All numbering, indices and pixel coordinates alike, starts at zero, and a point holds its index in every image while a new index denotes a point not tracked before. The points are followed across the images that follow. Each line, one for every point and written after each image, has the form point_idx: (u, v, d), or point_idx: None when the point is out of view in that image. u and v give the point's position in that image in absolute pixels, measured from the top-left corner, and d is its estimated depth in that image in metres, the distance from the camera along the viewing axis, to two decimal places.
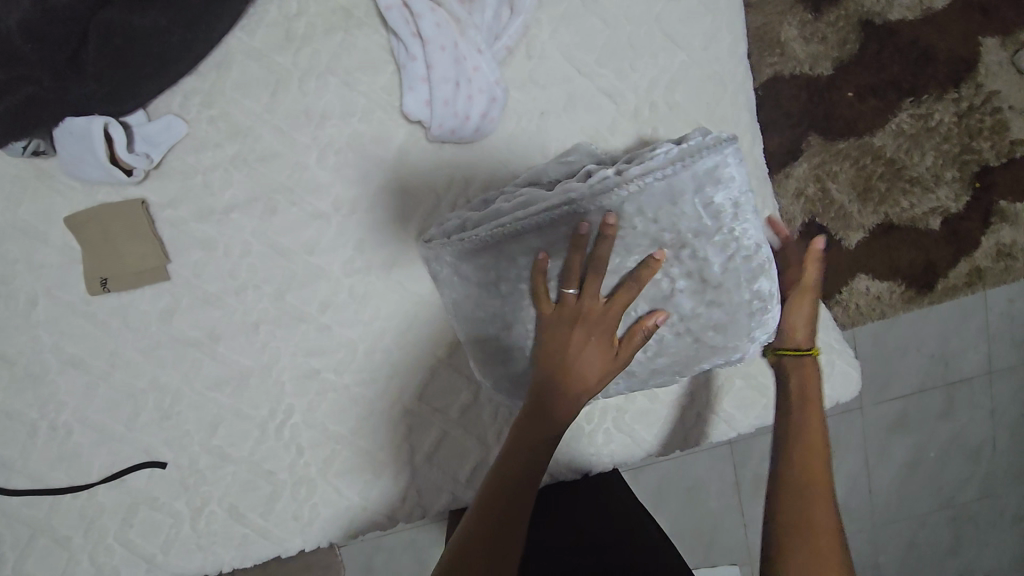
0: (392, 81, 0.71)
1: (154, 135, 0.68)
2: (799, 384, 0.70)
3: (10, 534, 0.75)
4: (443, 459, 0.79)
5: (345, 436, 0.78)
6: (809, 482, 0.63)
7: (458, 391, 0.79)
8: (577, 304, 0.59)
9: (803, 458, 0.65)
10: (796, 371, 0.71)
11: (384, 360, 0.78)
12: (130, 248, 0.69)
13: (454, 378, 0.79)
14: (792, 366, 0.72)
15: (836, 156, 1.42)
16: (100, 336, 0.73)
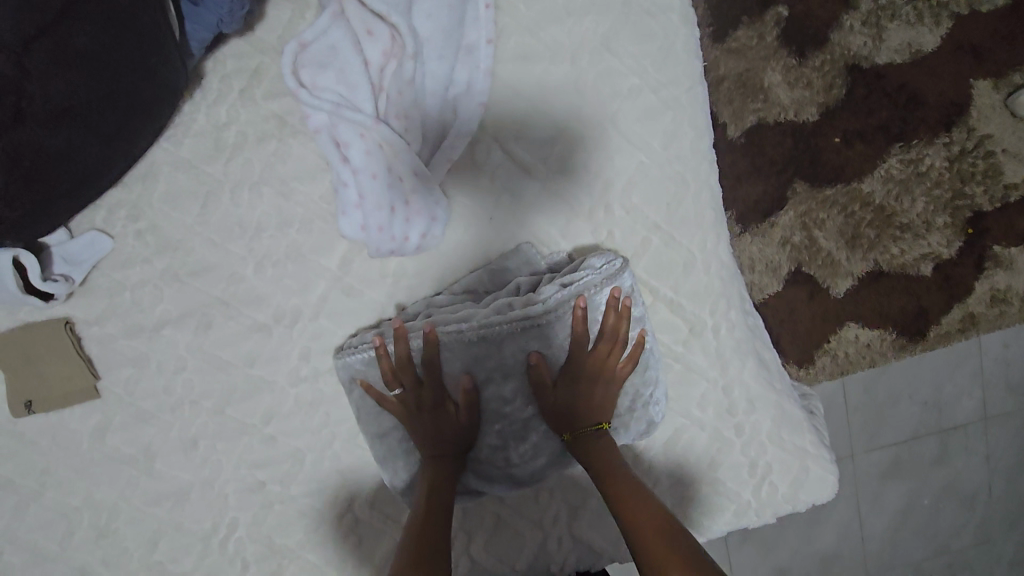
0: (331, 189, 0.67)
1: (77, 254, 0.64)
2: (601, 465, 0.67)
3: None
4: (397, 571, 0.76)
5: (292, 549, 0.75)
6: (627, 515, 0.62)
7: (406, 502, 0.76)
8: (413, 393, 0.67)
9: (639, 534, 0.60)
10: (613, 455, 0.67)
11: (334, 468, 0.75)
12: (55, 371, 0.66)
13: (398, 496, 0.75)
14: (586, 447, 0.68)
15: (823, 203, 1.37)
16: (29, 455, 0.69)
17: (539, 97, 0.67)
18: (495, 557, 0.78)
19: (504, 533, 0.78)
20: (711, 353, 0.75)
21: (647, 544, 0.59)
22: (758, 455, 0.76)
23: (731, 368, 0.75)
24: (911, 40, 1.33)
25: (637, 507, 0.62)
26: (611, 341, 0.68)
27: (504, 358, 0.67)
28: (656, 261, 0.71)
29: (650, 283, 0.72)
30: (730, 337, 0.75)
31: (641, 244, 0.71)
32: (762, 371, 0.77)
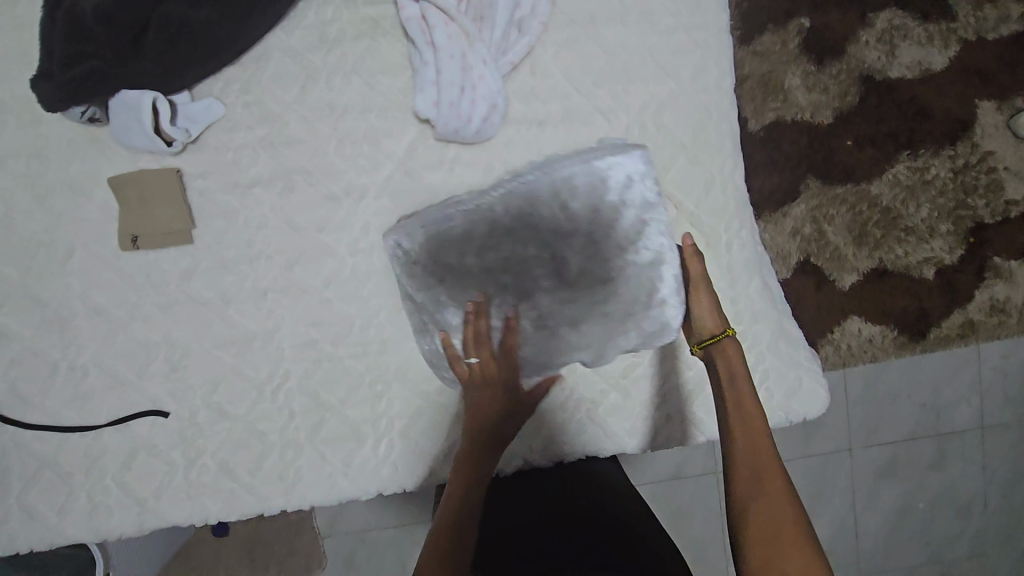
0: (409, 84, 0.79)
1: (195, 114, 0.77)
2: (723, 374, 0.68)
3: (21, 465, 0.82)
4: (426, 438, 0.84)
5: (334, 405, 0.83)
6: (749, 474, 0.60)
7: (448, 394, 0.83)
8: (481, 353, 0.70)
9: (746, 464, 0.61)
10: (728, 368, 0.68)
11: (377, 336, 0.83)
12: (161, 211, 0.77)
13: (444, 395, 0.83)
14: (725, 356, 0.69)
15: (833, 200, 1.47)
16: (124, 289, 0.80)
17: (591, 25, 0.80)
18: (513, 438, 0.85)
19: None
20: (721, 266, 0.85)
21: (745, 475, 0.60)
22: (757, 363, 0.85)
23: (738, 281, 0.85)
24: (921, 58, 1.46)
25: (756, 440, 0.62)
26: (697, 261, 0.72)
27: (536, 235, 0.68)
28: (680, 176, 0.82)
29: (674, 195, 0.83)
30: (738, 255, 0.85)
31: (668, 160, 0.82)
32: (765, 289, 0.87)
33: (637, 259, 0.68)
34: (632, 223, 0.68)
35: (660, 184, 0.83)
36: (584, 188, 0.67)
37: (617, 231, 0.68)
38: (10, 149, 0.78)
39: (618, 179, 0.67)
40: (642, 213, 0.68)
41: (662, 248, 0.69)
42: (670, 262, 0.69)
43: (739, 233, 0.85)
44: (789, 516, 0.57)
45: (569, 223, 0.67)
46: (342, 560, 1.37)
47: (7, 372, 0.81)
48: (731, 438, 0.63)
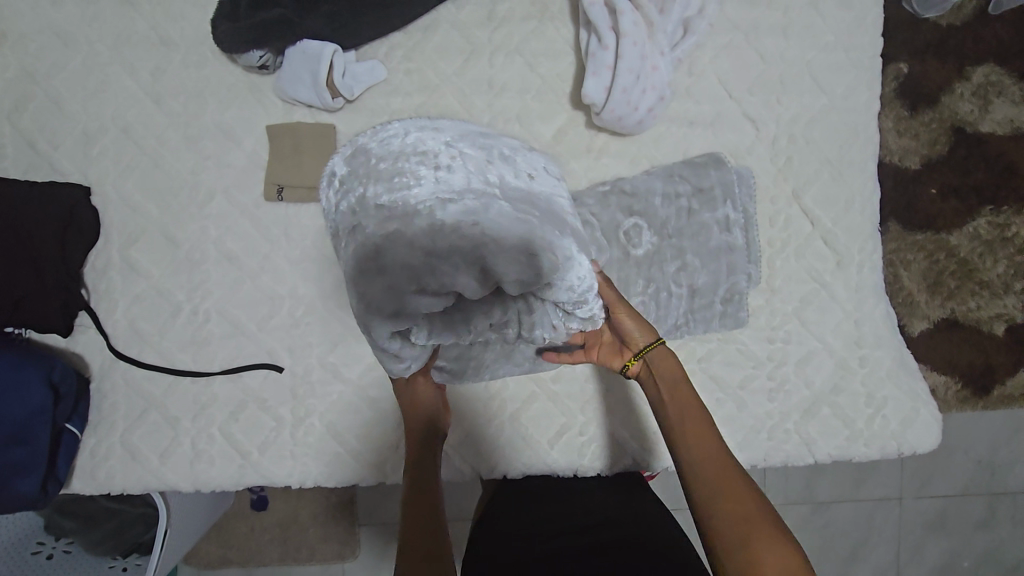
0: (569, 70, 0.80)
1: (359, 74, 0.77)
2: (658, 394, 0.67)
3: (129, 403, 0.80)
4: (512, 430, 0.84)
5: None
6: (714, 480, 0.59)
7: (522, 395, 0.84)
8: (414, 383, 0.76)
9: (696, 470, 0.60)
10: (665, 379, 0.67)
11: None
12: (313, 165, 0.78)
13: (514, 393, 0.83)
14: (662, 369, 0.68)
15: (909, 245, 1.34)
16: (259, 239, 0.80)
17: (752, 34, 0.81)
18: (607, 434, 0.83)
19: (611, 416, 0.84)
20: (850, 287, 0.84)
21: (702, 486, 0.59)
22: (875, 389, 0.84)
23: (864, 304, 0.84)
24: (1014, 116, 1.32)
25: (692, 436, 0.62)
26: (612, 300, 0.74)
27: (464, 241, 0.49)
28: (821, 193, 0.83)
29: (812, 211, 0.83)
30: (867, 277, 0.84)
31: (812, 175, 0.83)
32: (889, 316, 0.86)
33: (417, 218, 0.49)
34: (405, 204, 0.50)
35: (800, 198, 0.83)
36: (356, 185, 0.52)
37: (406, 214, 0.49)
38: (170, 88, 0.78)
39: (442, 136, 0.57)
40: (408, 164, 0.52)
41: (463, 197, 0.50)
42: (454, 217, 0.49)
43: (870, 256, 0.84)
44: (757, 514, 0.56)
45: (392, 205, 0.50)
46: (378, 550, 1.30)
47: (129, 309, 0.80)
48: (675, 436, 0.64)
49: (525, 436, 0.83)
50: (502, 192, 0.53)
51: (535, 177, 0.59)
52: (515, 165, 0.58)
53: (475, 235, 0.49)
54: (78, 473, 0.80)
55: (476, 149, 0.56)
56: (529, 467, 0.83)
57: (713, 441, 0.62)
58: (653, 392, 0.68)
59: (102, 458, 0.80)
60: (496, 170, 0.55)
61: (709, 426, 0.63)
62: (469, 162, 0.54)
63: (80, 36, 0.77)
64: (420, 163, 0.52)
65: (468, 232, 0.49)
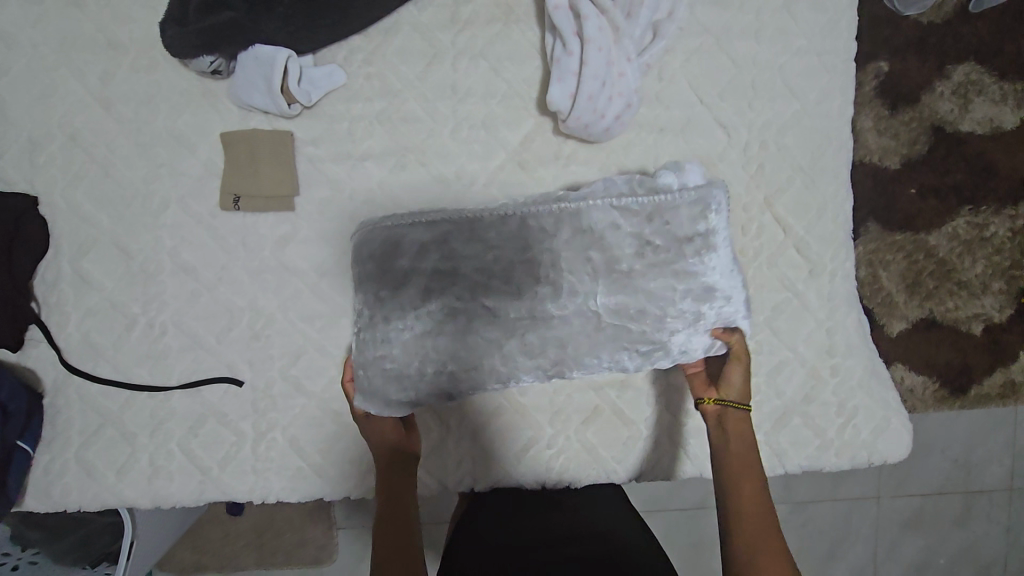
0: (535, 75, 0.78)
1: (317, 79, 0.74)
2: (718, 435, 0.70)
3: (83, 418, 0.78)
4: (483, 443, 0.82)
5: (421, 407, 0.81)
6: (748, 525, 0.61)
7: (489, 408, 0.82)
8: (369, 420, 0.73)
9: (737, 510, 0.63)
10: (727, 432, 0.69)
11: None
12: (270, 173, 0.75)
13: (482, 405, 0.82)
14: (727, 419, 0.69)
15: (889, 245, 1.33)
16: (216, 249, 0.77)
17: (723, 38, 0.79)
18: (579, 444, 0.82)
19: (583, 426, 0.82)
20: (822, 296, 0.83)
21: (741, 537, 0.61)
22: (847, 399, 0.83)
23: (836, 313, 0.83)
24: (992, 116, 1.31)
25: (743, 488, 0.64)
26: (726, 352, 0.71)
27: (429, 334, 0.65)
28: (793, 201, 0.82)
29: (784, 220, 0.82)
30: (839, 286, 0.84)
31: (783, 183, 0.81)
32: (860, 324, 0.85)
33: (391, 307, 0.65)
34: (531, 319, 0.64)
35: (772, 207, 0.82)
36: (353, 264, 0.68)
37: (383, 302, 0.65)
38: (120, 93, 0.75)
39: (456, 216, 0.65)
40: (393, 254, 0.65)
41: (586, 308, 0.63)
42: (586, 328, 0.64)
43: (843, 264, 0.83)
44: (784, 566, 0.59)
45: (466, 301, 0.64)
46: (354, 556, 1.28)
47: (82, 322, 0.77)
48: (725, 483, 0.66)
49: (490, 449, 0.82)
50: (608, 285, 0.63)
51: (717, 248, 0.63)
52: (695, 221, 0.62)
53: (467, 330, 0.64)
54: (32, 491, 0.78)
55: (590, 231, 0.62)
56: (497, 480, 0.82)
57: (760, 501, 0.64)
58: (718, 444, 0.70)
59: (57, 476, 0.78)
60: (658, 252, 0.62)
61: (759, 479, 0.66)
62: (603, 248, 0.62)
63: (23, 38, 0.74)
64: (502, 260, 0.63)
65: (574, 333, 0.64)
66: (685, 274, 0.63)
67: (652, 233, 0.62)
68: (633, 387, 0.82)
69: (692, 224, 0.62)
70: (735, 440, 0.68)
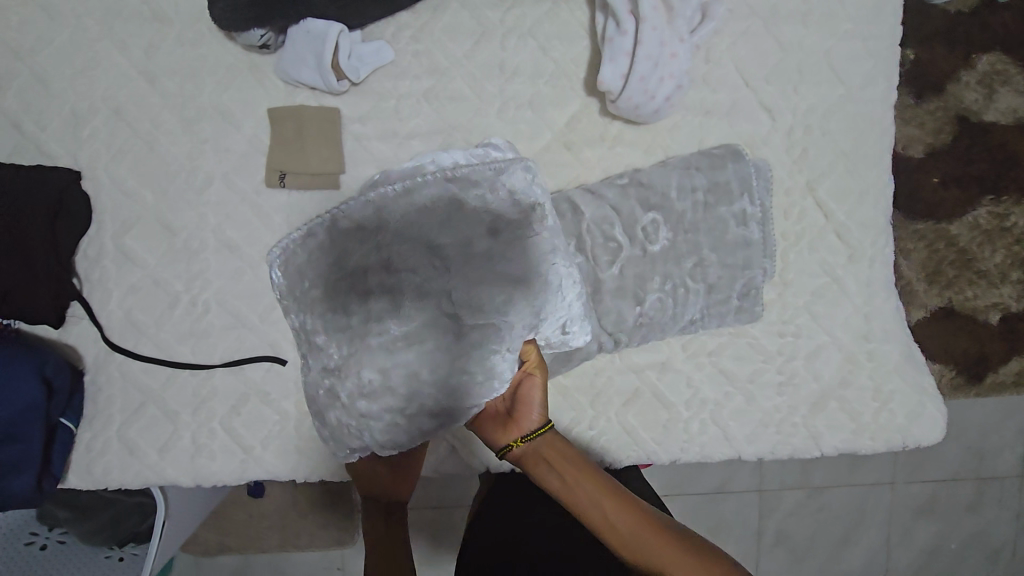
0: (583, 55, 0.77)
1: (365, 56, 0.73)
2: (555, 480, 0.61)
3: (126, 396, 0.78)
4: None
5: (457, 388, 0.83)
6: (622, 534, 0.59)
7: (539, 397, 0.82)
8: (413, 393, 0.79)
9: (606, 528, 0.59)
10: (550, 465, 0.61)
11: None
12: (316, 151, 0.74)
13: None
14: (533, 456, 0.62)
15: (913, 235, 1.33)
16: (259, 227, 0.77)
17: (773, 19, 0.78)
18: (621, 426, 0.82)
19: (628, 410, 0.83)
20: (861, 281, 0.83)
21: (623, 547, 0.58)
22: (883, 383, 0.84)
23: (875, 299, 0.84)
24: (1017, 106, 1.31)
25: (584, 500, 0.60)
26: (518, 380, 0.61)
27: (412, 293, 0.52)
28: (836, 186, 0.82)
29: (827, 205, 0.82)
30: (878, 272, 0.84)
31: (827, 168, 0.81)
32: (898, 310, 0.85)
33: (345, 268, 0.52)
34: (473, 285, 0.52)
35: (815, 191, 0.82)
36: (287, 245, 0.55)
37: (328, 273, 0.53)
38: (164, 67, 0.74)
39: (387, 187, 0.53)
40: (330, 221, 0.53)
41: (528, 264, 0.53)
42: (525, 294, 0.53)
43: (884, 250, 0.84)
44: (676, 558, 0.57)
45: (402, 278, 0.51)
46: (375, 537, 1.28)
47: (125, 299, 0.77)
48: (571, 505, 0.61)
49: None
50: (546, 233, 0.54)
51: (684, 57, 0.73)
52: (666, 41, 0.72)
53: (433, 299, 0.52)
54: (74, 467, 0.77)
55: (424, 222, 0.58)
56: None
57: (594, 489, 0.60)
58: (545, 474, 0.62)
59: (99, 453, 0.77)
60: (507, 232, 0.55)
61: (582, 465, 0.62)
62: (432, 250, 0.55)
63: (65, 9, 0.73)
64: (424, 234, 0.52)
65: (494, 303, 0.52)
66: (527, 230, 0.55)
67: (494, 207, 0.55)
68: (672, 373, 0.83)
69: (512, 198, 0.54)
70: (551, 469, 0.61)
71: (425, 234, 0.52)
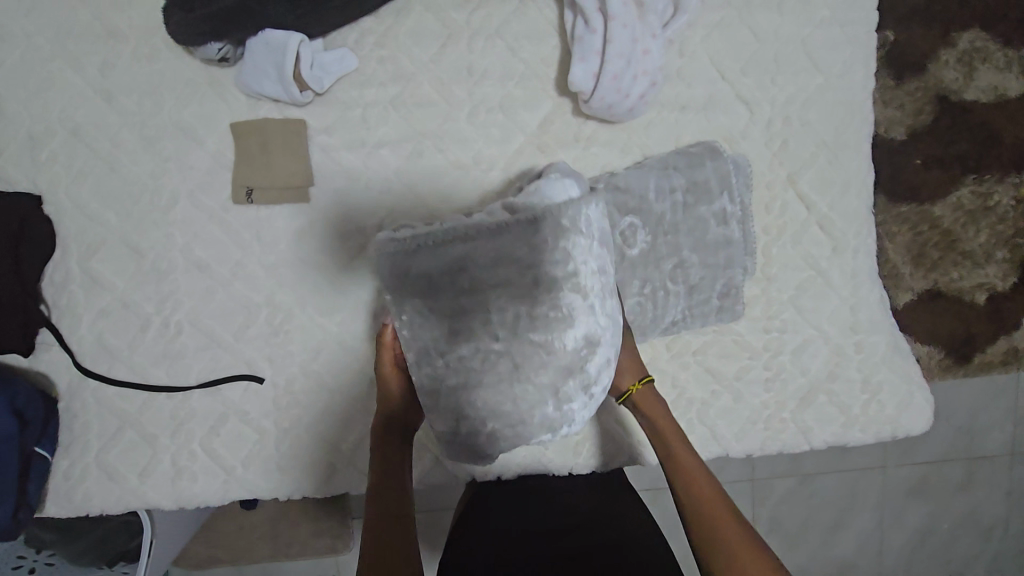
0: (553, 54, 0.75)
1: (328, 64, 0.71)
2: (658, 429, 0.73)
3: (101, 422, 0.76)
4: None
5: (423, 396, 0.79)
6: (709, 507, 0.66)
7: None
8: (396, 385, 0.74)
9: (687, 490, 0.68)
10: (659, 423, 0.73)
11: None
12: (282, 164, 0.73)
13: None
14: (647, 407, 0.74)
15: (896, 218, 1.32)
16: (230, 244, 0.75)
17: (746, 9, 0.77)
18: None
19: None
20: (846, 273, 0.82)
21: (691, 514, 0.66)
22: (871, 375, 0.83)
23: (860, 290, 0.83)
24: (998, 84, 1.30)
25: (690, 469, 0.69)
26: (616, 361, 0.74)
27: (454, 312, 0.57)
28: (817, 177, 0.80)
29: (808, 197, 0.81)
30: (863, 262, 0.83)
31: (807, 159, 0.80)
32: (884, 300, 0.84)
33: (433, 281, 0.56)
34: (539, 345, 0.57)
35: (796, 183, 0.80)
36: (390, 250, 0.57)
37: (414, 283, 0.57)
38: (122, 84, 0.72)
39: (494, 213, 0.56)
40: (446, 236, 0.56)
41: (596, 330, 0.59)
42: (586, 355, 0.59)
43: (867, 240, 0.83)
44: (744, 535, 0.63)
45: (490, 313, 0.56)
46: None
47: (95, 323, 0.75)
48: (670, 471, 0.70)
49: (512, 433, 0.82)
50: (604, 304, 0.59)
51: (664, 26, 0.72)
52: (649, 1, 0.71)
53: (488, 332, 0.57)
54: (53, 496, 0.76)
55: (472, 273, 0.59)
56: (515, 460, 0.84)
57: (702, 473, 0.69)
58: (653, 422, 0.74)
59: (77, 481, 0.76)
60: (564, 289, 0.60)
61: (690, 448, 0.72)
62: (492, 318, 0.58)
63: (15, 29, 0.70)
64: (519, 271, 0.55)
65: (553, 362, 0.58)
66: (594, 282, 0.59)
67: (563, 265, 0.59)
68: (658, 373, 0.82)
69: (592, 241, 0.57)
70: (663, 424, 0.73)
71: (509, 255, 0.54)
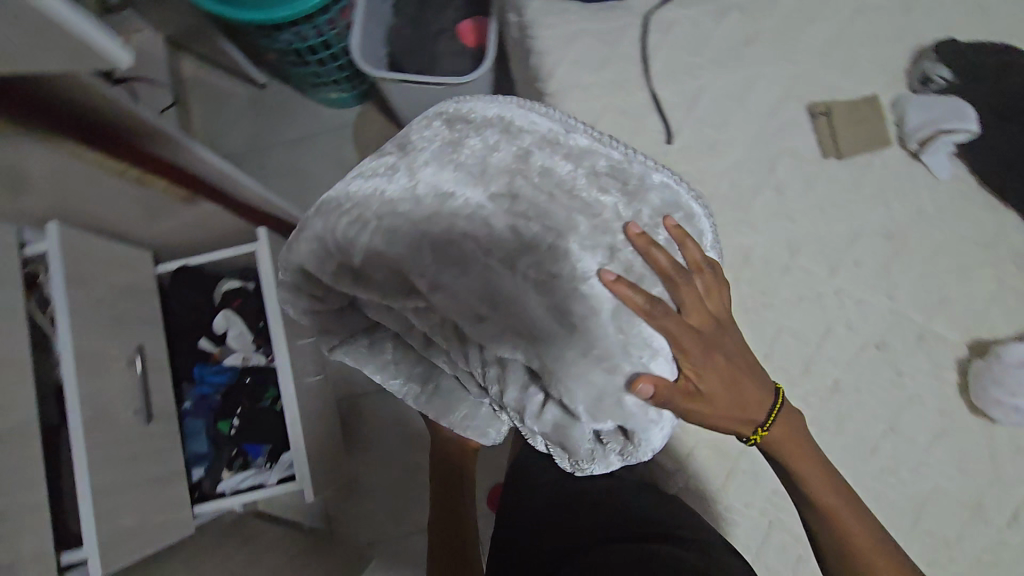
0: (998, 330, 0.88)
1: (941, 156, 0.91)
2: (791, 453, 0.72)
3: (611, 30, 0.98)
4: None
5: None
6: (838, 518, 0.72)
7: None
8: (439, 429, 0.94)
9: (820, 515, 0.73)
10: (800, 442, 0.72)
11: (761, 304, 0.90)
12: (851, 133, 0.93)
13: None
14: (779, 438, 0.71)
15: None
16: (772, 103, 0.96)
17: None
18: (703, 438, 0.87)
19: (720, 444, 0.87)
20: None
21: (825, 509, 0.72)
22: None
23: None
24: None
25: (820, 485, 0.72)
26: (702, 285, 0.62)
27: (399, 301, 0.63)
28: None
29: None
30: None
31: None
32: None
33: (431, 198, 0.60)
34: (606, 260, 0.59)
35: None
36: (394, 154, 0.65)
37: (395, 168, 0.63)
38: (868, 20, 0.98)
39: (531, 135, 0.64)
40: (507, 122, 0.65)
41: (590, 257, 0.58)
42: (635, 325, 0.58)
43: None
44: (866, 533, 0.71)
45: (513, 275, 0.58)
46: None
47: (687, 17, 0.99)
48: (794, 489, 0.74)
49: None
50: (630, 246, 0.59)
51: None
52: None
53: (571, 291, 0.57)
54: (547, 4, 0.99)
55: (341, 208, 0.62)
56: None
57: (832, 486, 0.73)
58: (774, 451, 0.72)
59: (564, 16, 0.98)
60: (542, 177, 0.61)
61: (819, 463, 0.73)
62: (403, 227, 0.60)
63: None
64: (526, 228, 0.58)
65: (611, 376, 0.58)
66: (631, 196, 0.62)
67: (598, 169, 0.63)
68: (750, 471, 0.86)
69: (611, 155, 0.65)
70: (796, 459, 0.72)
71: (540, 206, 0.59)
